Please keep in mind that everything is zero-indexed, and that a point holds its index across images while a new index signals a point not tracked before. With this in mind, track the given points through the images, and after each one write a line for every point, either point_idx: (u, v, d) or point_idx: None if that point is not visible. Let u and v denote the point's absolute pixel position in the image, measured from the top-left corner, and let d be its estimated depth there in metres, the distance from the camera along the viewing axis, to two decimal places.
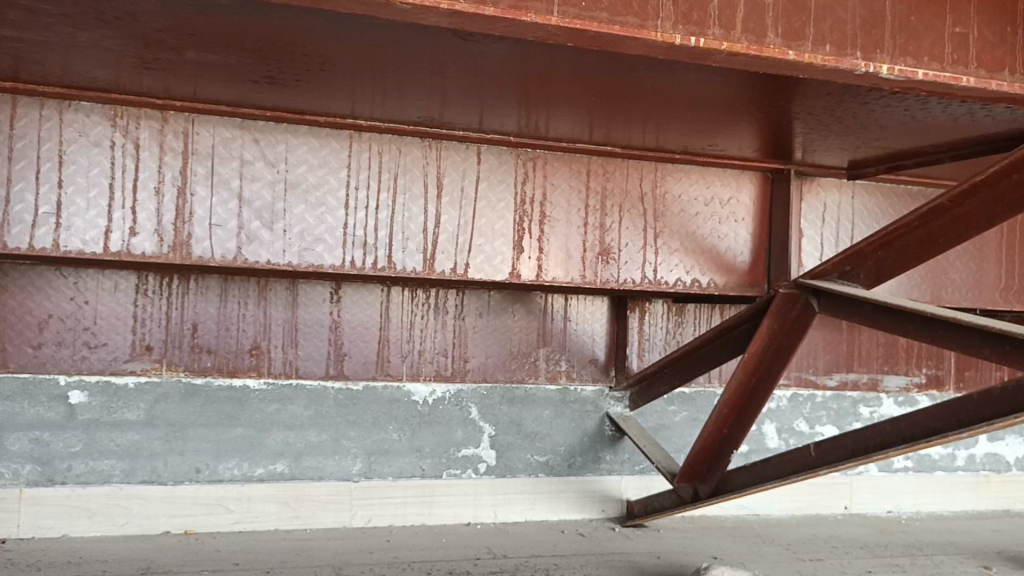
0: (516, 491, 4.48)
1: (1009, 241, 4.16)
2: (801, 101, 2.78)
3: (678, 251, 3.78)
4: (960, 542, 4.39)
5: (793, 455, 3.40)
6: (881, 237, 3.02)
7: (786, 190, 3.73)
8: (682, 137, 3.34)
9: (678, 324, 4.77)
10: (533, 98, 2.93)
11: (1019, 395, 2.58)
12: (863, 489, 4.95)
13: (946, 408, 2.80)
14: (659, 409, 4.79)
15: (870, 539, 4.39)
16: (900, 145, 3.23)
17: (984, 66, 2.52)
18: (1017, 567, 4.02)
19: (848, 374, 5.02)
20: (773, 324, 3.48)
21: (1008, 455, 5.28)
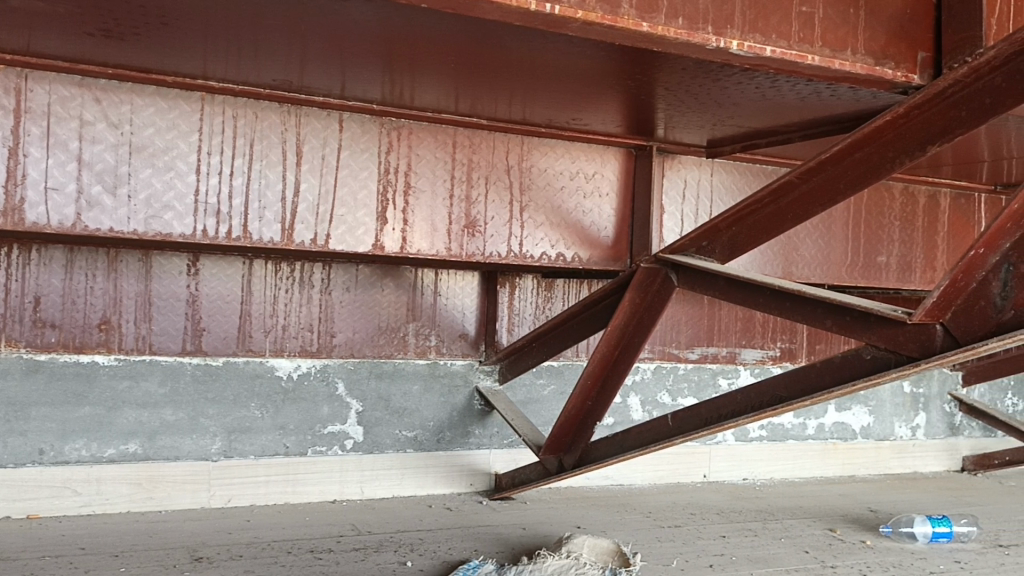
0: (383, 466, 4.42)
1: (857, 219, 4.31)
2: (675, 75, 2.70)
3: (544, 225, 3.67)
4: (808, 507, 4.59)
5: (651, 425, 3.45)
6: (735, 213, 3.05)
7: (648, 166, 3.73)
8: (543, 108, 3.26)
9: (547, 299, 4.82)
10: (395, 64, 2.82)
11: (857, 364, 2.69)
12: (721, 457, 5.11)
13: (790, 378, 2.88)
14: (528, 383, 4.80)
15: (726, 505, 4.54)
16: (753, 124, 3.28)
17: (829, 46, 2.37)
18: (859, 528, 4.23)
19: (709, 348, 5.19)
20: (635, 298, 3.51)
21: (855, 424, 5.56)
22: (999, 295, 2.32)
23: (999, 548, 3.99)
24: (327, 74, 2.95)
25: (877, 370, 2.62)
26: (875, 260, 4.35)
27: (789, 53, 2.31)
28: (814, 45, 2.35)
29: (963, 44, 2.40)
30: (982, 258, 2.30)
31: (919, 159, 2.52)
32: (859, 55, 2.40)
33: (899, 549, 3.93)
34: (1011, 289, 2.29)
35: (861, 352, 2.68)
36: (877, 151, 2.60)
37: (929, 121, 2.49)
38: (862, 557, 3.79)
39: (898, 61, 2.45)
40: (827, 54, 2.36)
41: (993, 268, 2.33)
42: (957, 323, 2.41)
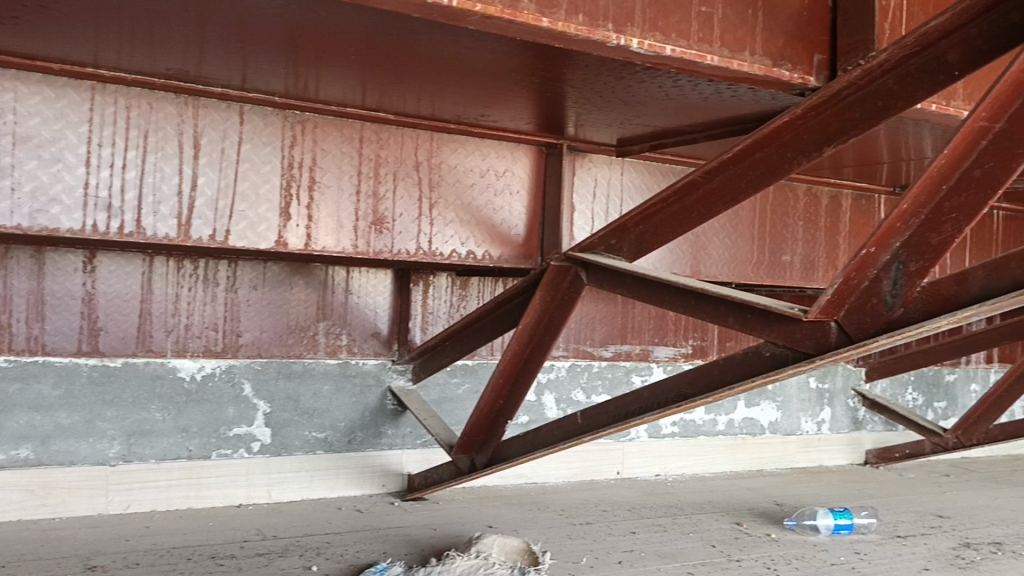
0: (292, 469, 4.31)
1: (764, 219, 4.39)
2: (580, 73, 2.70)
3: (454, 222, 3.63)
4: (717, 501, 4.67)
5: (561, 423, 3.45)
6: (642, 211, 3.07)
7: (559, 164, 3.73)
8: (452, 105, 3.23)
9: (462, 297, 4.78)
10: (300, 55, 2.74)
11: (757, 360, 2.74)
12: (634, 454, 5.16)
13: (695, 375, 2.92)
14: (442, 382, 4.75)
15: (637, 502, 4.58)
16: (660, 123, 3.30)
17: (727, 46, 2.39)
18: (765, 521, 4.31)
19: (622, 345, 5.24)
20: (545, 295, 3.50)
21: (763, 420, 5.68)
22: (890, 292, 2.37)
23: (897, 538, 4.12)
24: (227, 65, 2.86)
25: (777, 366, 2.67)
26: (780, 259, 4.45)
27: (688, 53, 2.32)
28: (713, 45, 2.37)
29: (857, 46, 2.46)
30: (872, 257, 2.32)
31: (817, 159, 2.57)
32: (757, 56, 2.43)
33: (802, 541, 4.02)
34: (901, 287, 2.35)
35: (760, 349, 2.74)
36: (777, 152, 2.64)
37: (827, 122, 2.54)
38: (766, 550, 3.86)
39: (795, 63, 2.49)
40: (726, 54, 2.38)
41: (884, 266, 2.36)
42: (851, 320, 2.46)
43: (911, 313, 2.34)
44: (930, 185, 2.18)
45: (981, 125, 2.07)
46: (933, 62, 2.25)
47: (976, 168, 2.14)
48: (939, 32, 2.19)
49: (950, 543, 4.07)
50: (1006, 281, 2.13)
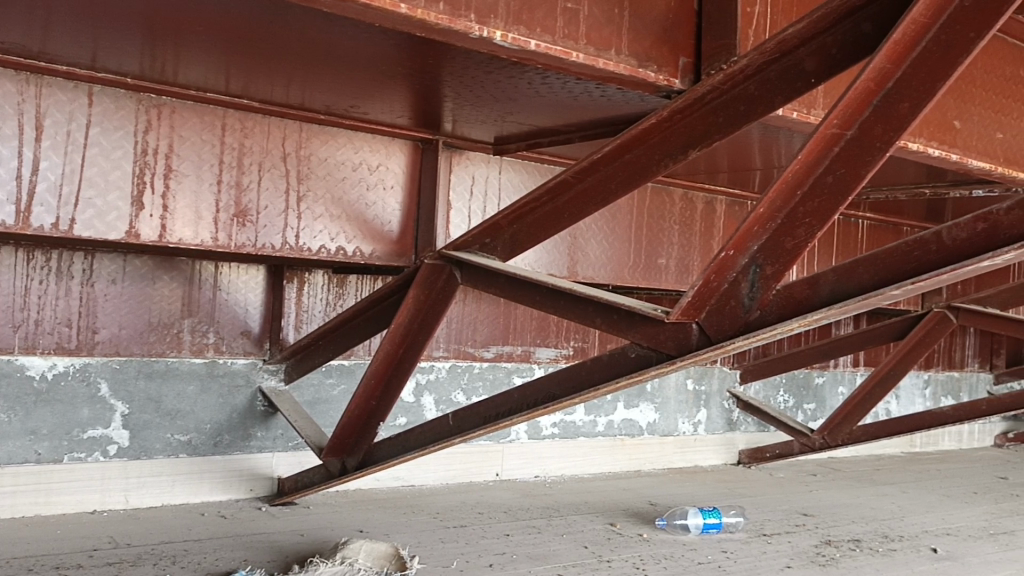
0: (152, 473, 4.10)
1: (642, 222, 4.44)
2: (448, 66, 2.65)
3: (323, 217, 3.51)
4: (593, 502, 4.69)
5: (431, 425, 3.38)
6: (515, 210, 3.03)
7: (435, 160, 3.66)
8: (323, 96, 3.11)
9: (338, 295, 4.66)
10: (158, 37, 2.59)
11: (623, 362, 2.74)
12: (513, 455, 5.13)
13: (563, 376, 2.90)
14: (316, 382, 4.61)
15: (514, 503, 4.56)
16: (535, 122, 3.28)
17: (593, 44, 2.38)
18: (638, 521, 4.35)
19: (503, 346, 5.21)
20: (418, 295, 3.39)
21: (641, 421, 5.75)
22: (747, 294, 2.40)
23: (762, 536, 4.22)
24: (76, 43, 2.67)
25: (641, 367, 2.67)
26: (656, 262, 4.51)
27: (553, 49, 2.30)
28: (578, 42, 2.35)
29: (720, 51, 2.49)
30: (731, 259, 2.34)
31: (682, 162, 2.57)
32: (623, 56, 2.43)
33: (673, 541, 4.07)
34: (758, 289, 2.38)
35: (625, 350, 2.74)
36: (645, 153, 2.64)
37: (692, 125, 2.55)
38: (637, 550, 3.89)
39: (660, 65, 2.50)
40: (591, 52, 2.37)
41: (743, 269, 2.39)
42: (711, 322, 2.48)
43: (767, 315, 2.36)
44: (785, 190, 2.21)
45: (833, 132, 2.11)
46: (792, 69, 2.28)
47: (828, 174, 2.19)
48: (797, 40, 2.22)
49: (812, 540, 4.20)
50: (853, 284, 2.18)
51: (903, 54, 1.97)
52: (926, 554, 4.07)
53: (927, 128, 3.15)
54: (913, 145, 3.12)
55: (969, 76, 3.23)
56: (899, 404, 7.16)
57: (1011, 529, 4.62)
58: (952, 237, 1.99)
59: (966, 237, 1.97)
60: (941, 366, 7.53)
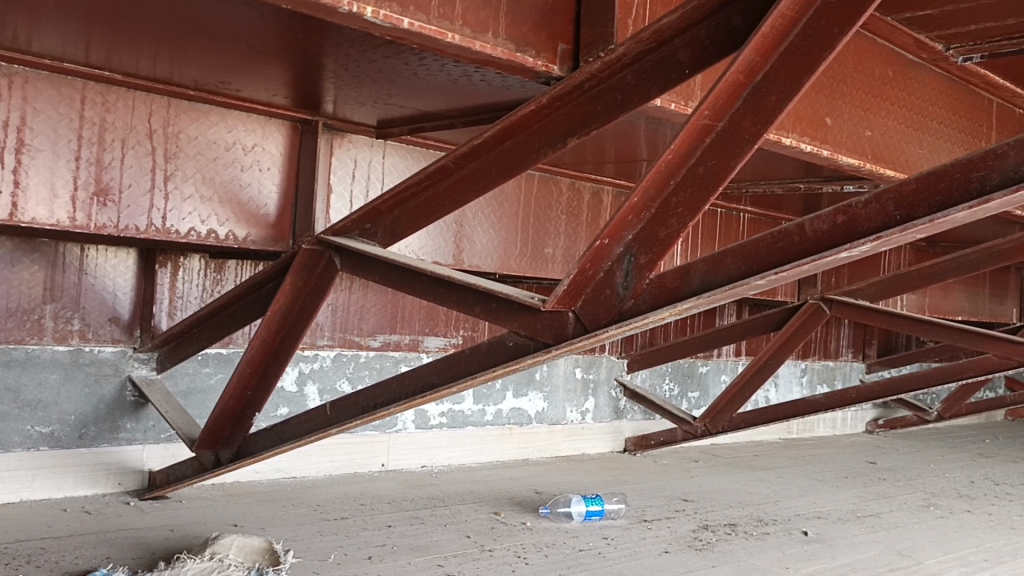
0: (9, 467, 3.85)
1: (528, 211, 4.45)
2: (324, 43, 2.56)
3: (193, 198, 3.37)
4: (478, 491, 4.67)
5: (308, 416, 3.27)
6: (395, 195, 2.95)
7: (314, 143, 3.55)
8: (192, 70, 2.97)
9: (216, 280, 4.49)
10: (8, 4, 2.40)
11: (500, 350, 2.71)
12: (399, 445, 5.06)
13: (441, 364, 2.85)
14: (192, 371, 4.43)
15: (398, 494, 4.49)
16: (417, 105, 3.22)
17: (469, 25, 2.33)
18: (522, 510, 4.35)
19: (391, 335, 5.13)
20: (297, 281, 3.26)
21: (530, 410, 5.76)
22: (622, 284, 2.40)
23: (643, 523, 4.28)
24: None
25: (518, 356, 2.65)
26: (542, 251, 4.52)
27: (427, 28, 2.23)
28: (454, 23, 2.30)
29: (598, 39, 2.48)
30: (606, 248, 2.34)
31: (561, 150, 2.55)
32: (500, 39, 2.39)
33: (555, 529, 4.09)
34: (632, 279, 2.38)
35: (503, 339, 2.71)
36: (525, 140, 2.61)
37: (571, 113, 2.52)
38: (519, 538, 3.89)
39: (539, 50, 2.47)
40: (467, 34, 2.32)
41: (618, 258, 2.39)
42: (587, 311, 2.48)
43: (640, 304, 2.37)
44: (659, 179, 2.22)
45: (705, 123, 2.12)
46: (667, 60, 2.28)
47: (700, 165, 2.20)
48: (671, 30, 2.22)
49: (690, 525, 4.29)
50: (722, 275, 2.22)
51: (771, 47, 1.99)
52: (797, 537, 4.21)
53: (800, 124, 3.24)
54: (785, 140, 3.19)
55: (841, 75, 3.33)
56: (778, 392, 7.42)
57: (876, 511, 4.83)
58: (813, 229, 2.04)
59: (827, 229, 2.01)
60: (818, 356, 7.84)
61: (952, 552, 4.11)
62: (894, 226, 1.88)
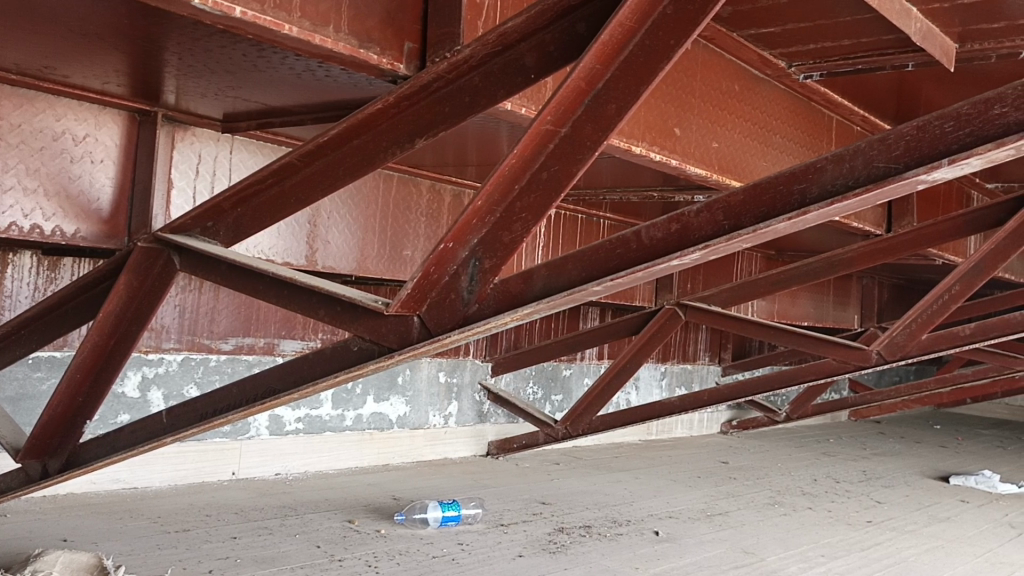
0: None
1: (384, 213, 4.44)
2: (156, 30, 2.42)
3: (15, 190, 3.13)
4: (334, 499, 4.55)
5: (144, 423, 3.08)
6: (238, 192, 2.79)
7: (152, 135, 3.39)
8: (16, 54, 2.76)
9: (50, 278, 4.21)
10: None
11: (344, 355, 2.63)
12: (251, 452, 4.87)
13: (284, 370, 2.74)
14: (21, 376, 4.14)
15: (247, 503, 4.32)
16: (262, 100, 3.10)
17: (308, 18, 2.25)
18: (378, 517, 4.27)
19: (244, 338, 4.95)
20: (132, 281, 3.03)
21: (391, 414, 5.66)
22: (466, 288, 2.36)
23: (499, 527, 4.28)
24: None
25: (361, 361, 2.58)
26: (401, 253, 4.54)
27: (261, 18, 2.14)
28: (291, 14, 2.21)
29: (445, 39, 2.44)
30: (450, 252, 2.30)
31: (409, 151, 2.48)
32: (342, 34, 2.32)
33: (410, 535, 4.02)
34: (476, 283, 2.34)
35: (348, 343, 2.63)
36: (373, 139, 2.52)
37: (418, 113, 2.45)
38: (371, 546, 3.80)
39: (383, 47, 2.41)
40: (306, 26, 2.24)
41: (463, 261, 2.35)
42: (431, 315, 2.42)
43: (485, 309, 2.33)
44: (503, 183, 2.19)
45: (547, 128, 2.10)
46: (513, 64, 2.24)
47: (544, 170, 2.18)
48: (517, 33, 2.18)
49: (546, 528, 4.32)
50: (563, 280, 2.22)
51: (611, 55, 1.99)
52: (649, 537, 4.30)
53: (649, 133, 3.30)
54: (635, 148, 3.24)
55: (689, 87, 3.42)
56: (638, 394, 7.60)
57: (725, 510, 5.00)
58: (648, 236, 2.07)
59: (661, 237, 2.05)
60: (677, 359, 8.09)
61: (793, 548, 4.29)
62: (722, 234, 1.94)
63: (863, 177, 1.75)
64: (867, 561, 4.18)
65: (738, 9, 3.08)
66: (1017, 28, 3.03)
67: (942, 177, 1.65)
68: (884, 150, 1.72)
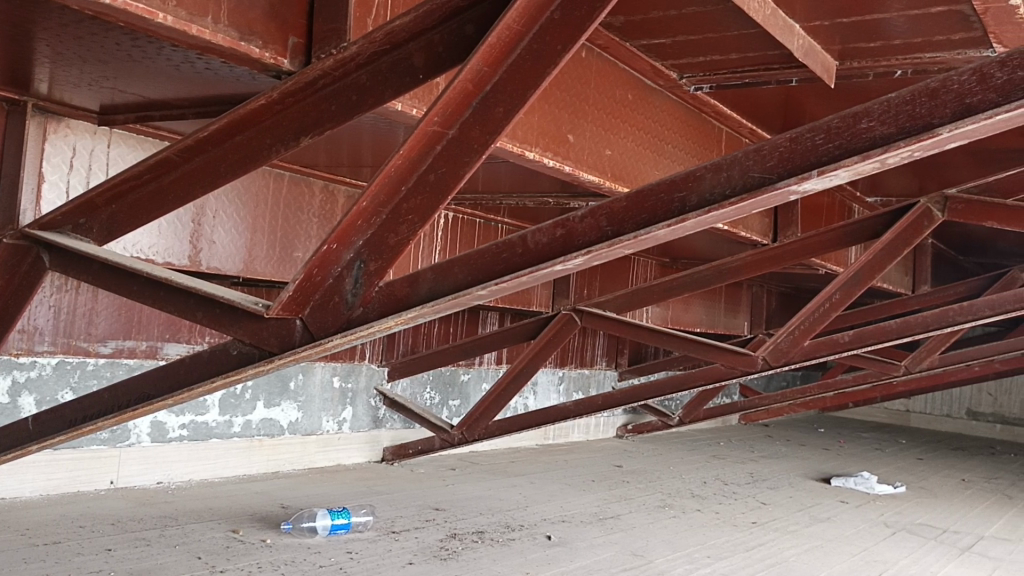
0: None
1: (272, 214, 4.36)
2: (19, 14, 2.28)
3: None
4: (218, 508, 4.40)
5: (7, 430, 2.90)
6: (114, 187, 2.66)
7: (22, 125, 3.21)
8: None
9: None
10: None
11: (222, 359, 2.54)
12: (130, 460, 4.65)
13: (159, 375, 2.61)
14: None
15: (126, 513, 4.13)
16: (139, 92, 2.96)
17: (185, 8, 2.15)
18: (264, 526, 4.14)
19: (125, 342, 4.74)
20: None
21: (282, 420, 5.50)
22: (351, 291, 2.30)
23: (390, 534, 4.22)
24: None
25: (240, 366, 2.49)
26: (291, 255, 4.47)
27: (133, 6, 2.03)
28: (166, 3, 2.11)
29: (330, 35, 2.38)
30: (334, 253, 2.24)
31: (293, 149, 2.40)
32: (220, 26, 2.24)
33: (296, 545, 3.92)
34: (361, 286, 2.28)
35: (226, 347, 2.54)
36: (256, 136, 2.43)
37: (303, 111, 2.37)
38: (256, 557, 3.68)
39: (266, 41, 2.34)
40: (181, 16, 2.14)
41: (347, 264, 2.29)
42: (314, 318, 2.36)
43: (369, 312, 2.28)
44: (388, 184, 2.14)
45: (433, 130, 2.06)
46: (401, 64, 2.19)
47: (430, 172, 2.13)
48: (404, 33, 2.13)
49: (438, 535, 4.27)
50: (448, 284, 2.20)
51: (498, 58, 1.97)
52: (540, 541, 4.32)
53: (543, 138, 3.30)
54: (528, 153, 3.24)
55: (583, 94, 3.44)
56: (536, 399, 7.64)
57: (616, 513, 5.06)
58: (534, 241, 2.07)
59: (546, 241, 2.05)
60: (574, 364, 8.17)
61: (679, 550, 4.37)
62: (605, 240, 1.95)
63: (739, 186, 1.78)
64: (749, 561, 4.29)
65: (630, 19, 3.12)
66: (893, 47, 3.17)
67: (812, 188, 1.70)
68: (759, 160, 1.76)
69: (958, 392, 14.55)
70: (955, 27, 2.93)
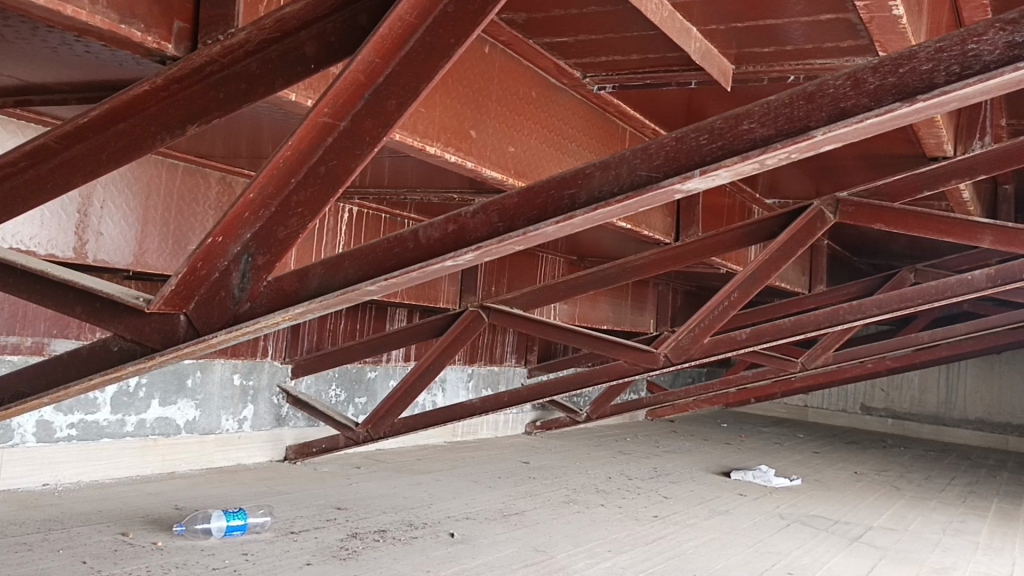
0: None
1: (166, 205, 4.22)
2: None
3: None
4: (107, 510, 4.23)
5: None
6: None
7: None
8: None
9: None
10: None
11: (102, 356, 2.43)
12: (12, 462, 4.44)
13: (34, 372, 2.49)
14: None
15: (6, 517, 3.92)
16: (16, 75, 2.81)
17: None
18: (155, 529, 4.00)
19: (8, 337, 4.51)
20: None
21: (179, 419, 5.32)
22: (238, 286, 2.24)
23: (288, 534, 4.13)
24: None
25: (121, 364, 2.40)
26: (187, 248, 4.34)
27: None
28: None
29: (218, 21, 2.30)
30: (220, 246, 2.17)
31: (179, 139, 2.31)
32: (99, 7, 2.14)
33: (189, 547, 3.80)
34: (248, 281, 2.22)
35: (107, 343, 2.43)
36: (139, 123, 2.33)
37: (189, 99, 2.29)
38: (146, 560, 3.56)
39: (148, 25, 2.25)
40: None
41: (234, 257, 2.22)
42: (199, 314, 2.28)
43: (257, 308, 2.23)
44: (278, 176, 2.08)
45: (324, 121, 2.01)
46: (292, 52, 2.14)
47: (321, 164, 2.08)
48: (295, 21, 2.08)
49: (338, 534, 4.21)
50: (339, 279, 2.16)
51: (391, 50, 1.92)
52: (443, 538, 4.29)
53: (444, 133, 3.27)
54: (429, 148, 3.21)
55: (486, 90, 3.42)
56: (444, 396, 7.62)
57: (520, 509, 5.08)
58: (426, 236, 2.05)
59: (438, 237, 2.04)
60: (483, 361, 8.17)
61: (581, 545, 4.41)
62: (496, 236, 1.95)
63: (627, 184, 1.81)
64: (649, 555, 4.35)
65: (533, 16, 3.12)
66: (786, 53, 3.26)
67: (695, 187, 1.72)
68: (646, 159, 1.78)
69: (852, 388, 15.14)
70: (844, 34, 3.03)
